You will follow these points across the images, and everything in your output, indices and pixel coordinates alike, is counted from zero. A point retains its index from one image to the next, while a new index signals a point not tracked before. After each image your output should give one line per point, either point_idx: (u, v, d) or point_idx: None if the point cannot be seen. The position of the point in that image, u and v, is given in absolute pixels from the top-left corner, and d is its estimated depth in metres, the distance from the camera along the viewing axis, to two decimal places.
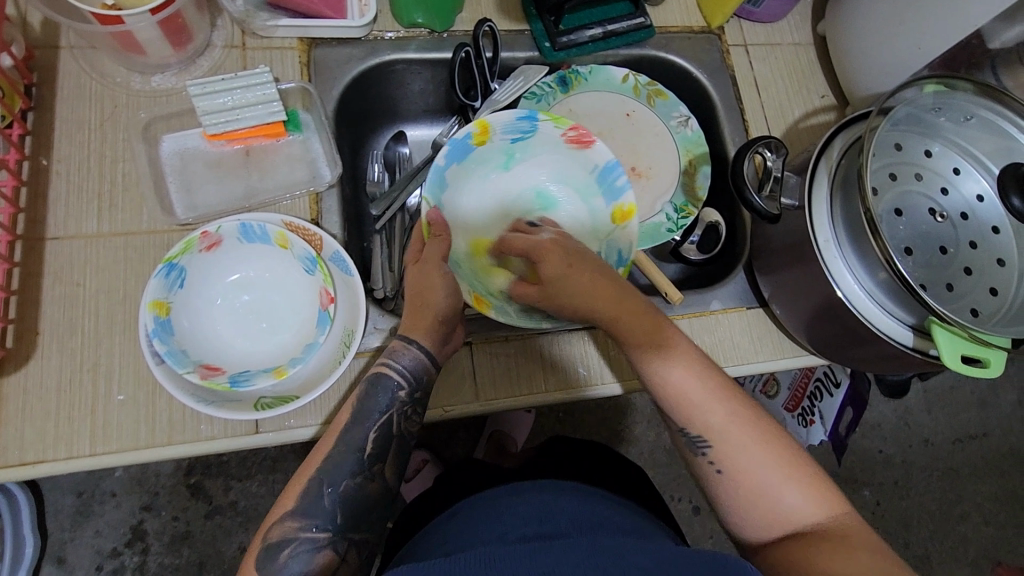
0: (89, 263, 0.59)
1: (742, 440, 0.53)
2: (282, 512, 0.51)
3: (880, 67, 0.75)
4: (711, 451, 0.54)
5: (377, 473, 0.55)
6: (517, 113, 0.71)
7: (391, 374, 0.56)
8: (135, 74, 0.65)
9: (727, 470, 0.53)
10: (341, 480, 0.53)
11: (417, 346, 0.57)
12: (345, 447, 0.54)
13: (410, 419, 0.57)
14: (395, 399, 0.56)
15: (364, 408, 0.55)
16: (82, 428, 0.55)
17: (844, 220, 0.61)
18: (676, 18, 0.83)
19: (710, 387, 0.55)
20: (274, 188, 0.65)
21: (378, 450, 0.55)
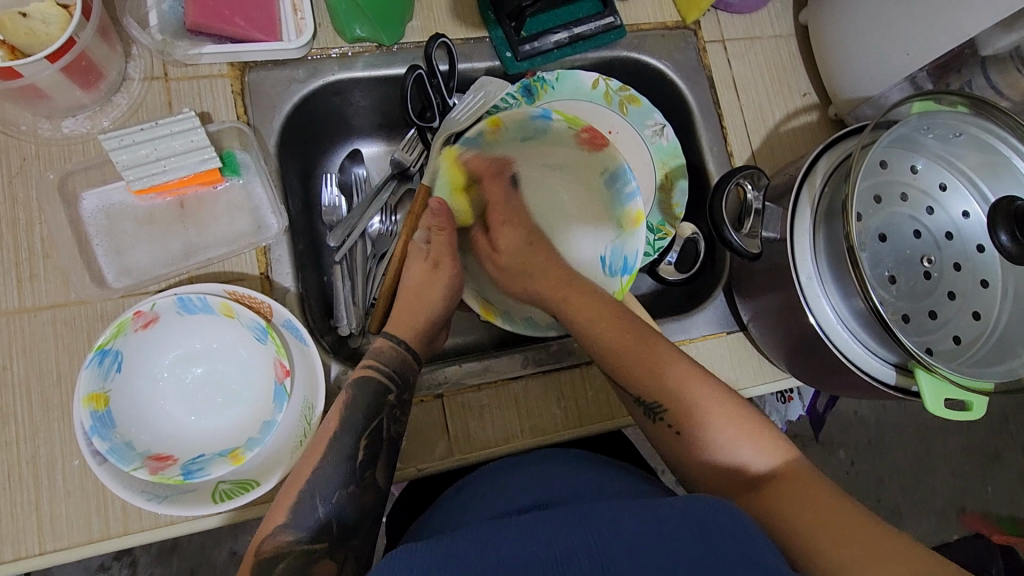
0: (14, 344, 0.54)
1: (697, 398, 0.52)
2: (272, 529, 0.46)
3: (865, 68, 0.70)
4: (666, 414, 0.53)
5: (369, 481, 0.50)
6: (532, 111, 0.65)
7: (378, 374, 0.53)
8: (42, 119, 0.58)
9: (682, 429, 0.52)
10: (332, 493, 0.48)
11: (403, 344, 0.56)
12: (336, 457, 0.49)
13: (402, 420, 0.53)
14: (383, 402, 0.52)
15: (350, 413, 0.51)
16: (28, 527, 0.52)
17: (827, 254, 0.57)
18: (649, 14, 0.76)
19: (652, 351, 0.55)
20: (214, 241, 0.61)
21: (368, 456, 0.50)
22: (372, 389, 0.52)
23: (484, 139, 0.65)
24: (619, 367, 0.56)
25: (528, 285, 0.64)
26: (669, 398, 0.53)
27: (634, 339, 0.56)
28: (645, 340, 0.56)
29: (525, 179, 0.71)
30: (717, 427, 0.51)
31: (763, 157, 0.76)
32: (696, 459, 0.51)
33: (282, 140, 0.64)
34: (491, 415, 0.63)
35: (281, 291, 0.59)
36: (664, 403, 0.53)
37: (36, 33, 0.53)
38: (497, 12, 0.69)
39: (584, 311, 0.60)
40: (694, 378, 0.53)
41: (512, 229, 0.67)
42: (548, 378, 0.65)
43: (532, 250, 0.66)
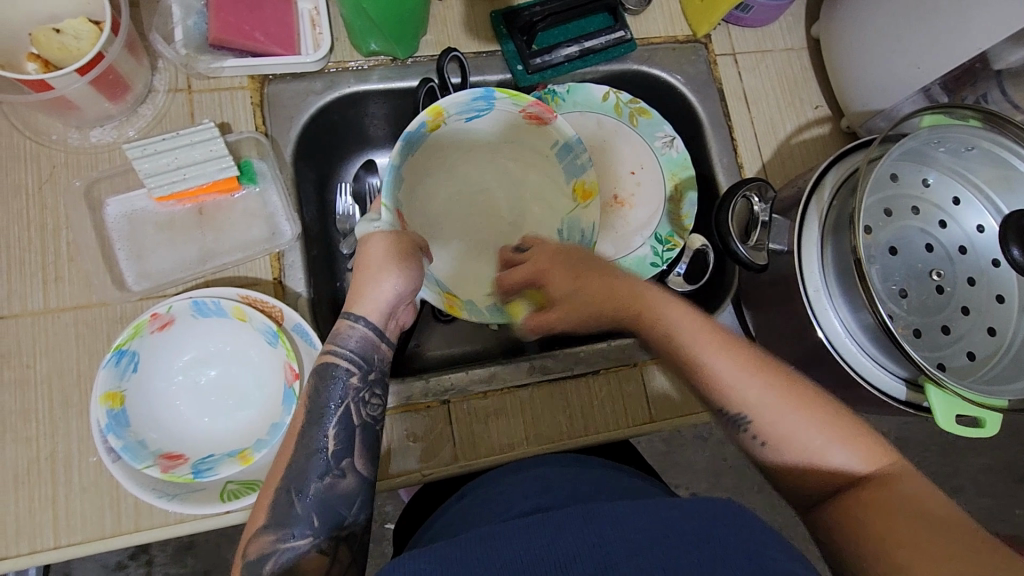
0: (39, 344, 0.56)
1: (776, 417, 0.49)
2: (254, 529, 0.47)
3: (877, 80, 0.70)
4: (754, 429, 0.50)
5: (347, 468, 0.50)
6: (473, 92, 0.61)
7: (338, 360, 0.52)
8: (72, 129, 0.61)
9: (769, 440, 0.49)
10: (309, 485, 0.48)
11: (365, 322, 0.53)
12: (307, 450, 0.49)
13: (369, 405, 0.52)
14: (347, 388, 0.52)
15: (317, 403, 0.51)
16: (45, 522, 0.54)
17: (835, 268, 0.57)
18: (660, 28, 0.77)
19: (735, 357, 0.52)
20: (230, 247, 0.62)
21: (342, 444, 0.50)
22: (331, 376, 0.51)
23: (426, 131, 0.62)
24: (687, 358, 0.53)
25: (584, 310, 0.58)
26: (759, 411, 0.50)
27: (753, 368, 0.51)
28: (755, 365, 0.51)
29: (450, 161, 0.68)
30: (811, 435, 0.48)
31: (773, 169, 0.76)
32: (788, 460, 0.49)
33: (298, 150, 0.66)
34: (496, 423, 0.64)
35: (293, 297, 0.61)
36: (749, 415, 0.50)
37: (68, 48, 0.56)
38: (509, 26, 0.71)
39: (675, 321, 0.54)
40: (794, 394, 0.50)
41: (560, 312, 0.59)
42: (553, 387, 0.66)
43: (592, 283, 0.58)
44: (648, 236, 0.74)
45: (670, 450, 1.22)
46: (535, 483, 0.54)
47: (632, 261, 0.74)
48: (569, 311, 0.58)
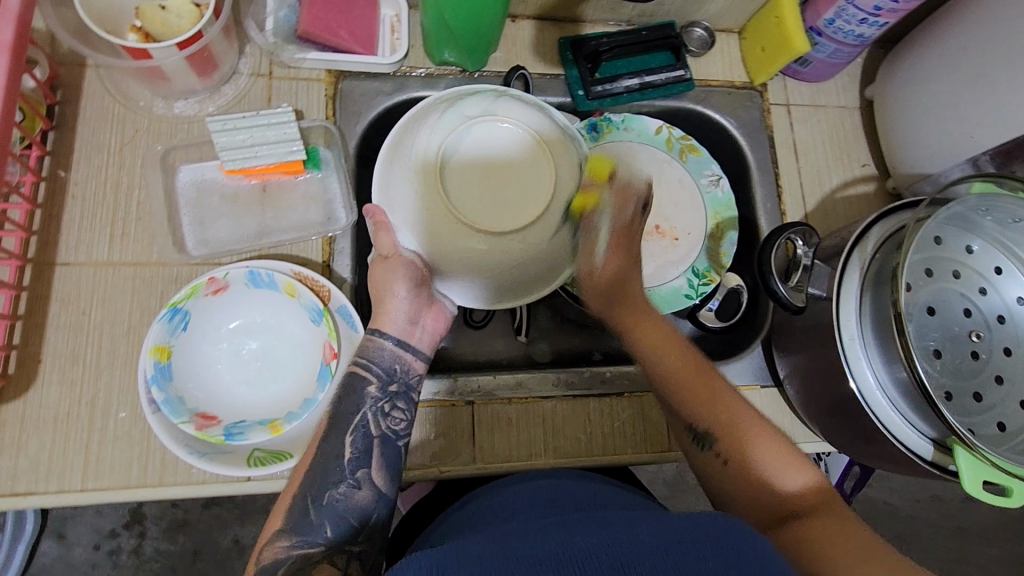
0: (96, 294, 0.59)
1: (738, 440, 0.52)
2: (270, 533, 0.46)
3: (927, 144, 0.71)
4: (717, 446, 0.52)
5: (363, 479, 0.50)
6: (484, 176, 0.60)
7: (365, 373, 0.53)
8: (158, 98, 0.64)
9: (730, 457, 0.52)
10: (326, 493, 0.48)
11: (392, 339, 0.55)
12: (326, 456, 0.49)
13: (389, 417, 0.53)
14: (365, 397, 0.53)
15: (339, 410, 0.52)
16: (75, 464, 0.55)
17: (872, 320, 0.57)
18: (719, 72, 0.80)
19: (708, 380, 0.55)
20: (288, 227, 0.65)
21: (360, 454, 0.50)
22: (354, 387, 0.53)
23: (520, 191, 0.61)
24: (690, 393, 0.54)
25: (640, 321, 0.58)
26: (726, 435, 0.52)
27: (707, 404, 0.54)
28: (724, 401, 0.54)
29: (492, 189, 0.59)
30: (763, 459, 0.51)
31: (815, 220, 0.77)
32: (729, 483, 0.51)
33: (362, 144, 0.69)
34: (519, 431, 0.65)
35: (339, 280, 0.63)
36: (717, 433, 0.53)
37: (170, 24, 0.60)
38: (576, 53, 0.74)
39: (648, 333, 0.58)
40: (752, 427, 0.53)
41: (616, 263, 0.58)
42: (578, 403, 0.66)
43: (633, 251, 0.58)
44: (685, 269, 0.75)
45: (674, 492, 1.20)
46: (549, 492, 0.55)
47: (665, 291, 0.75)
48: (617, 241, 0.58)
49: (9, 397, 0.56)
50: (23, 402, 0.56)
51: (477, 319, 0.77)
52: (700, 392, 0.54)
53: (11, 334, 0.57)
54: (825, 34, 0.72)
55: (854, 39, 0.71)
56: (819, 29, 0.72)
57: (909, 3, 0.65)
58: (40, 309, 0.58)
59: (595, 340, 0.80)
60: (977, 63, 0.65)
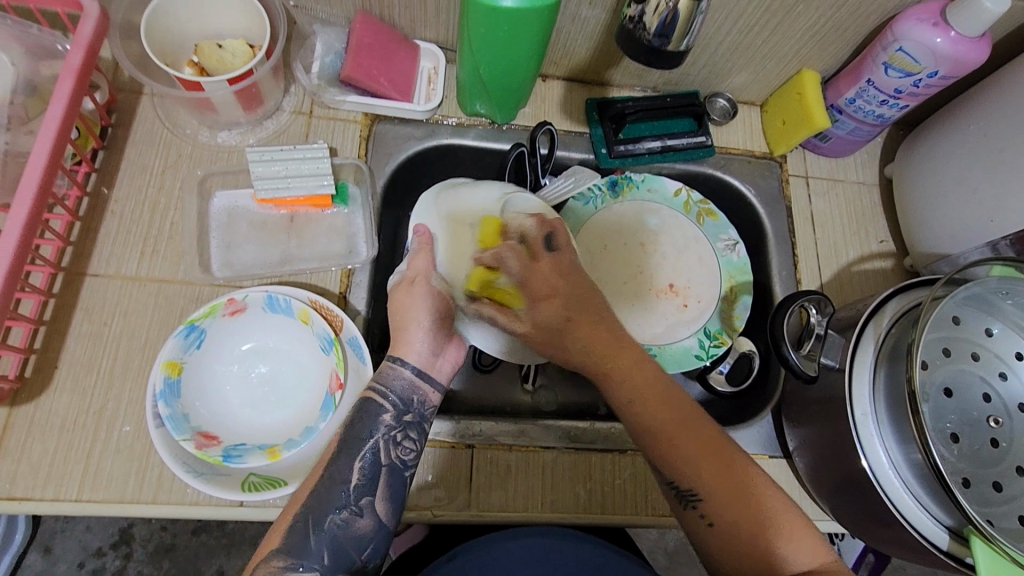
0: (120, 306, 0.61)
1: (729, 511, 0.48)
2: (265, 553, 0.45)
3: (947, 224, 0.72)
4: (700, 504, 0.49)
5: (366, 507, 0.49)
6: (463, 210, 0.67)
7: (379, 399, 0.52)
8: (204, 127, 0.68)
9: (716, 521, 0.48)
10: (328, 518, 0.47)
11: (410, 368, 0.54)
12: (331, 480, 0.48)
13: (401, 447, 0.51)
14: (379, 424, 0.51)
15: (351, 434, 0.50)
16: (73, 473, 0.56)
17: (886, 396, 0.56)
18: (740, 141, 0.82)
19: (689, 429, 0.51)
20: (310, 257, 0.67)
21: (366, 482, 0.49)
22: (366, 414, 0.51)
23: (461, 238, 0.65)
24: (672, 451, 0.50)
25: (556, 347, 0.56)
26: (714, 488, 0.49)
27: (697, 444, 0.50)
28: (709, 448, 0.50)
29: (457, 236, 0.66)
30: (752, 530, 0.47)
31: (831, 291, 0.77)
32: (718, 557, 0.48)
33: (389, 184, 0.72)
34: (518, 479, 0.63)
35: (353, 312, 0.64)
36: (699, 489, 0.49)
37: (224, 62, 0.65)
38: (601, 114, 0.77)
39: (627, 369, 0.53)
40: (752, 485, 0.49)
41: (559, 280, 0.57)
42: (580, 456, 0.65)
43: (577, 299, 0.56)
44: (696, 329, 0.76)
45: (676, 564, 1.14)
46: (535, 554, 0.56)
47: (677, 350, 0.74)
48: (540, 309, 0.56)
49: (22, 400, 0.57)
50: (34, 406, 0.57)
51: (485, 363, 0.77)
52: (678, 452, 0.50)
53: (34, 338, 0.59)
54: (845, 112, 0.74)
55: (873, 119, 0.73)
56: (839, 107, 0.74)
57: (929, 88, 0.67)
58: (64, 317, 0.60)
59: (601, 393, 0.79)
60: (996, 149, 0.66)
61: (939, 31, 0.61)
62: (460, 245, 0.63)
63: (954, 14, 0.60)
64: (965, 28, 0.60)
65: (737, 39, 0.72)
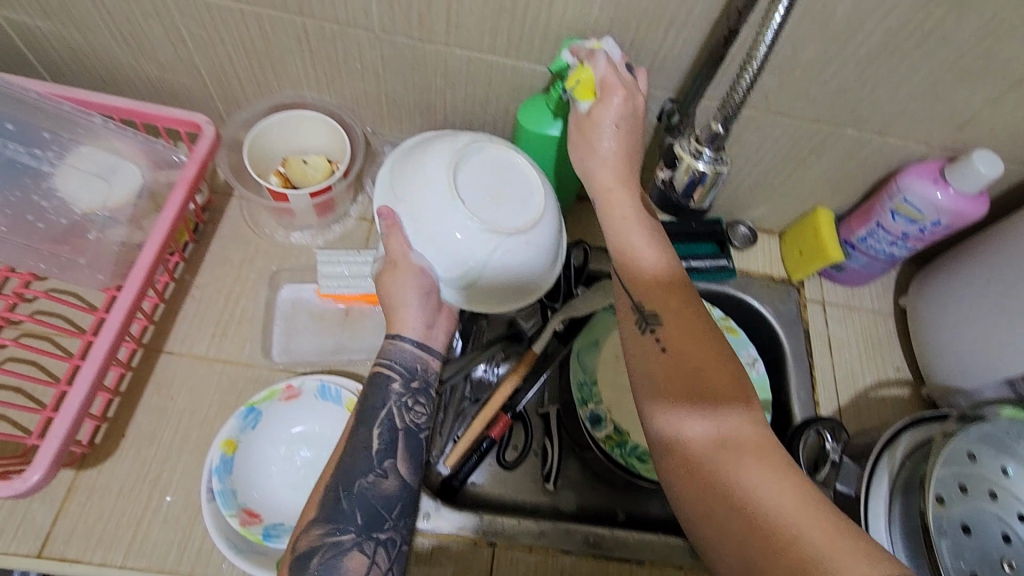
0: (187, 382, 0.67)
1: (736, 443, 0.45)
2: (306, 525, 0.51)
3: (960, 359, 0.75)
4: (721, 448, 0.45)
5: (389, 471, 0.54)
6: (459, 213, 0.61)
7: (388, 370, 0.58)
8: (280, 227, 0.78)
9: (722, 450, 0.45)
10: (355, 483, 0.52)
11: (410, 342, 0.59)
12: (355, 449, 0.54)
13: (412, 411, 0.57)
14: (390, 392, 0.57)
15: (367, 406, 0.56)
16: (122, 539, 0.59)
17: (902, 531, 0.57)
18: (759, 265, 0.88)
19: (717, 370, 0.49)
20: (360, 349, 0.72)
21: (386, 446, 0.55)
22: (376, 387, 0.57)
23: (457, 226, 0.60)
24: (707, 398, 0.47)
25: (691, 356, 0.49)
26: (718, 436, 0.46)
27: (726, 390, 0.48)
28: (727, 385, 0.48)
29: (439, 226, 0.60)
30: (759, 477, 0.43)
31: (849, 415, 0.80)
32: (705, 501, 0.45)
33: None
34: None
35: None
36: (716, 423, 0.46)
37: (307, 175, 0.75)
38: None
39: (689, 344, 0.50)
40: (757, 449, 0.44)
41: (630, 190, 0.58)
42: (597, 563, 0.67)
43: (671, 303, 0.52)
44: None
45: None
46: None
47: None
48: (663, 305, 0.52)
49: (88, 465, 0.62)
50: (98, 471, 0.62)
51: (509, 460, 0.81)
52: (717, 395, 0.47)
53: (108, 407, 0.65)
54: (858, 248, 0.80)
55: (884, 256, 0.79)
56: (852, 243, 0.80)
57: (933, 235, 0.73)
58: (137, 389, 0.66)
59: (620, 497, 0.82)
60: (1000, 290, 0.71)
61: (938, 186, 0.69)
62: (428, 229, 0.59)
63: (951, 173, 0.67)
64: (961, 187, 0.67)
65: (756, 179, 0.80)
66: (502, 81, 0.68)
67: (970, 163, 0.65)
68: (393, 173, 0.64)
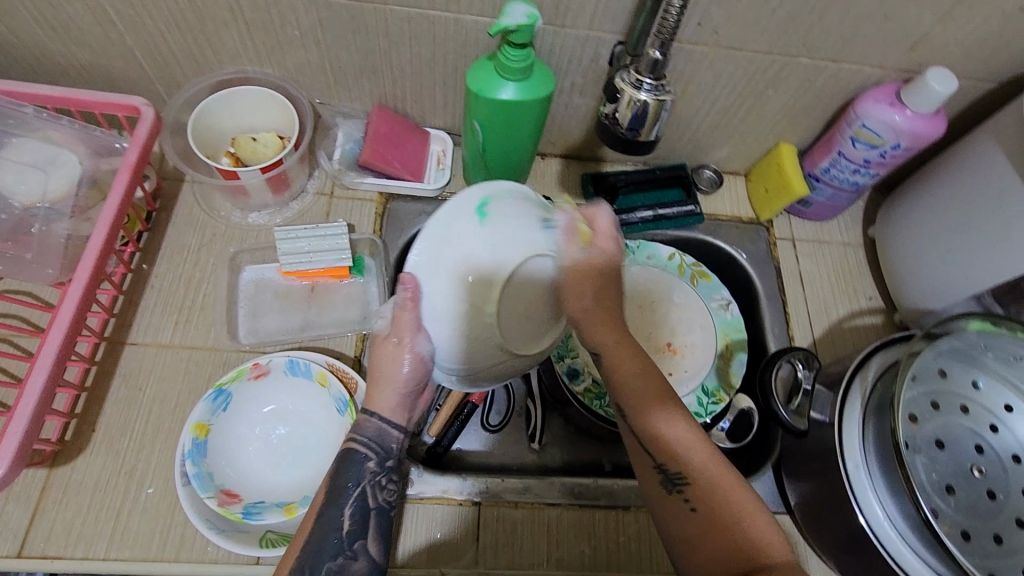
0: (155, 372, 0.66)
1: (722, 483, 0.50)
2: None
3: (928, 281, 0.75)
4: (689, 490, 0.50)
5: (359, 550, 0.53)
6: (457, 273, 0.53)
7: (357, 446, 0.56)
8: (236, 209, 0.76)
9: (700, 505, 0.49)
10: (323, 564, 0.51)
11: (379, 416, 0.57)
12: (324, 528, 0.52)
13: (385, 489, 0.56)
14: (364, 471, 0.55)
15: (336, 483, 0.54)
16: (103, 532, 0.59)
17: (876, 447, 0.58)
18: (727, 207, 0.88)
19: (684, 426, 0.53)
20: (328, 323, 0.72)
21: (355, 527, 0.53)
22: (352, 463, 0.56)
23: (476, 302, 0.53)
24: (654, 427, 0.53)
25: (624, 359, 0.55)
26: (700, 473, 0.50)
27: (664, 402, 0.54)
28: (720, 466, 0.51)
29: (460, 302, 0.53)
30: (727, 493, 0.49)
31: (824, 347, 0.80)
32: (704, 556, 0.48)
33: (401, 255, 0.78)
34: (521, 539, 0.65)
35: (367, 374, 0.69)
36: (689, 476, 0.50)
37: (257, 152, 0.73)
38: (596, 187, 0.84)
39: (627, 366, 0.55)
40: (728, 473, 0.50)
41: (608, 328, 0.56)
42: (583, 513, 0.67)
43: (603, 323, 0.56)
44: (695, 387, 0.79)
45: None
46: None
47: None
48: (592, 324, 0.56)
49: (60, 462, 0.61)
50: (71, 468, 0.61)
51: (494, 423, 0.81)
52: (666, 424, 0.53)
53: (76, 404, 0.64)
54: (822, 180, 0.80)
55: (849, 186, 0.79)
56: (816, 175, 0.80)
57: (894, 159, 0.73)
58: (103, 383, 0.65)
59: (605, 449, 0.82)
60: (962, 209, 0.71)
61: (896, 109, 0.68)
62: (440, 298, 0.52)
63: (908, 94, 0.67)
64: (918, 106, 0.66)
65: (716, 119, 0.79)
66: (446, 38, 0.66)
67: (925, 82, 0.64)
68: (452, 217, 0.53)
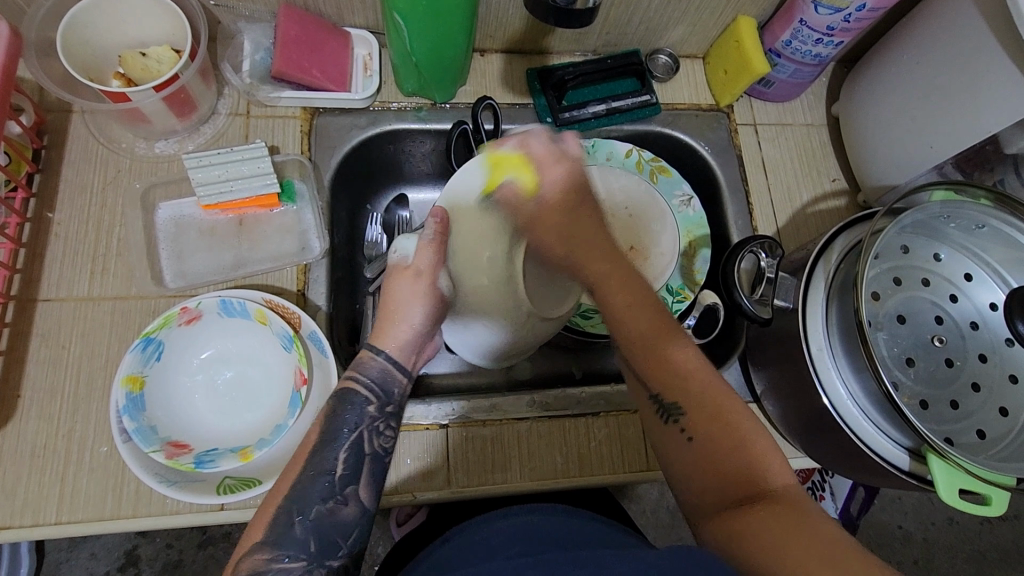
0: (76, 327, 0.61)
1: (712, 402, 0.49)
2: (248, 546, 0.45)
3: (892, 154, 0.72)
4: (684, 419, 0.49)
5: (350, 496, 0.49)
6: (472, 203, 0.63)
7: (357, 388, 0.52)
8: (140, 139, 0.67)
9: (694, 435, 0.48)
10: (312, 507, 0.47)
11: (385, 356, 0.54)
12: (313, 470, 0.48)
13: (383, 435, 0.52)
14: (364, 416, 0.52)
15: (329, 427, 0.51)
16: (50, 497, 0.56)
17: (839, 329, 0.57)
18: (686, 96, 0.82)
19: (683, 351, 0.52)
20: (263, 258, 0.67)
21: (350, 471, 0.49)
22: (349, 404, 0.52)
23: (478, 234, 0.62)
24: (667, 381, 0.50)
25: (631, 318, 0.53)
26: (695, 398, 0.49)
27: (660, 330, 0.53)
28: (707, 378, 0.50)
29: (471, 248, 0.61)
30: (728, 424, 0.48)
31: (788, 234, 0.78)
32: (699, 484, 0.47)
33: (337, 176, 0.71)
34: (493, 454, 0.65)
35: (313, 308, 0.64)
36: (684, 407, 0.49)
37: (149, 70, 0.63)
38: (543, 83, 0.77)
39: (639, 320, 0.53)
40: (730, 404, 0.49)
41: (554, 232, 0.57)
42: (552, 424, 0.66)
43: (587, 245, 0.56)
44: (661, 287, 0.77)
45: (672, 528, 1.14)
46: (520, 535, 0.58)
47: None
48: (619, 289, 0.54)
49: None
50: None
51: None
52: (677, 355, 0.51)
53: None
54: (784, 55, 0.74)
55: (812, 59, 0.73)
56: (778, 51, 0.74)
57: (861, 21, 0.67)
58: (21, 344, 0.59)
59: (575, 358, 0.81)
60: (928, 72, 0.66)
61: None
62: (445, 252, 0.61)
63: None
64: None
65: None
66: None
67: None
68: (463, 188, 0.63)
